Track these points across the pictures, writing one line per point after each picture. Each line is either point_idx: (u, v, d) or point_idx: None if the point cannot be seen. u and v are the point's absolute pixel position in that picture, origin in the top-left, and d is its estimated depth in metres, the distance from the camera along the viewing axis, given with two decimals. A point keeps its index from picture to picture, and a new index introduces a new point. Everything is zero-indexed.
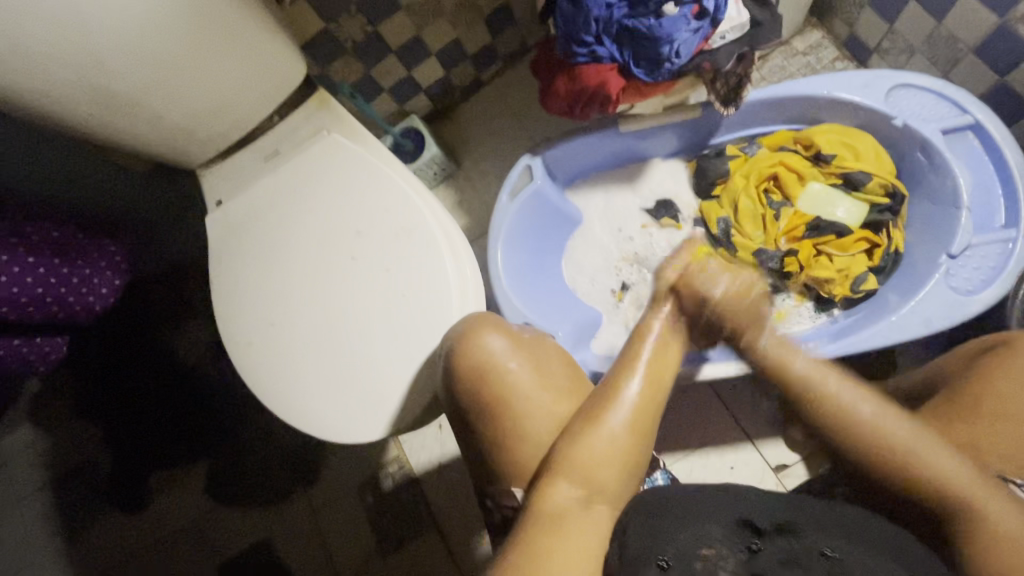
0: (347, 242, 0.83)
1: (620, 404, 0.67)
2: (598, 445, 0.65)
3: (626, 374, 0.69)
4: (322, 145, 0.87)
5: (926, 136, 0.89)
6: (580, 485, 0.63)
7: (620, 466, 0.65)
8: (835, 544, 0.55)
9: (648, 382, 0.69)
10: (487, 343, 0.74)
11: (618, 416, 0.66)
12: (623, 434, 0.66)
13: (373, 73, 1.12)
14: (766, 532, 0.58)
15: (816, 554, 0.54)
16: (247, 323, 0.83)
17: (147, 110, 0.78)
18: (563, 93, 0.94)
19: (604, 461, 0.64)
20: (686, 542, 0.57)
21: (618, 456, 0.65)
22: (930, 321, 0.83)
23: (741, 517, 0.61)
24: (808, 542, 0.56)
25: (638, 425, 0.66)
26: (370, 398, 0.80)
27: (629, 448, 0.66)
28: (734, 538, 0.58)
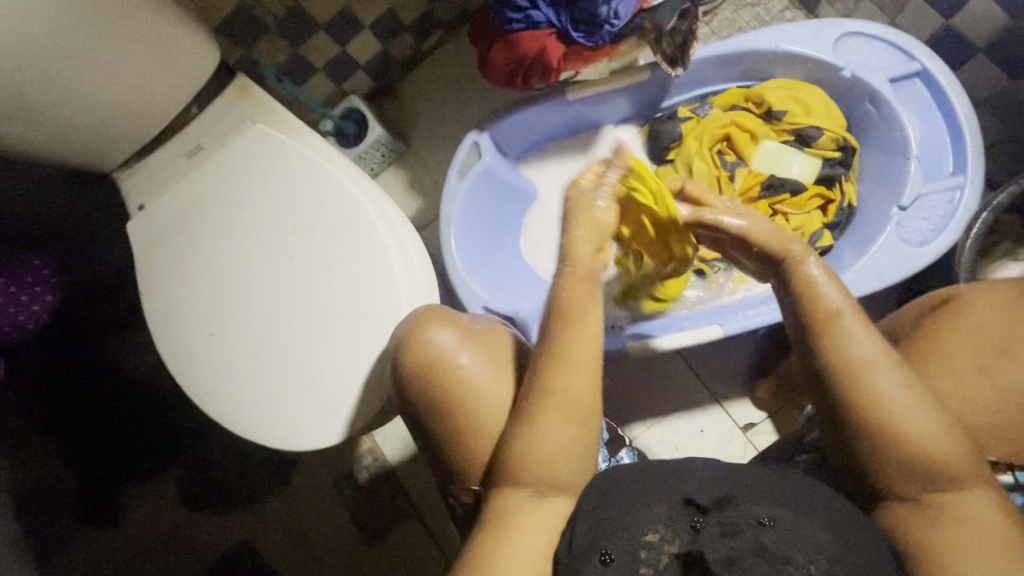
0: (283, 240, 0.77)
1: (552, 388, 0.57)
2: (544, 445, 0.57)
3: (549, 362, 0.58)
4: (246, 137, 0.81)
5: (874, 85, 0.86)
6: (530, 486, 0.58)
7: (572, 456, 0.58)
8: (772, 512, 0.52)
9: (578, 361, 0.58)
10: (432, 339, 0.66)
11: (546, 408, 0.57)
12: (565, 427, 0.57)
13: (302, 51, 1.09)
14: (711, 508, 0.53)
15: (753, 523, 0.51)
16: (178, 333, 0.78)
17: (50, 112, 0.72)
18: (501, 65, 0.85)
19: (554, 457, 0.57)
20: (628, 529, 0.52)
21: (567, 448, 0.58)
22: (884, 275, 0.81)
23: (686, 492, 0.55)
24: (749, 511, 0.52)
25: (580, 409, 0.58)
26: (313, 401, 0.74)
27: (575, 436, 0.58)
28: (676, 518, 0.53)
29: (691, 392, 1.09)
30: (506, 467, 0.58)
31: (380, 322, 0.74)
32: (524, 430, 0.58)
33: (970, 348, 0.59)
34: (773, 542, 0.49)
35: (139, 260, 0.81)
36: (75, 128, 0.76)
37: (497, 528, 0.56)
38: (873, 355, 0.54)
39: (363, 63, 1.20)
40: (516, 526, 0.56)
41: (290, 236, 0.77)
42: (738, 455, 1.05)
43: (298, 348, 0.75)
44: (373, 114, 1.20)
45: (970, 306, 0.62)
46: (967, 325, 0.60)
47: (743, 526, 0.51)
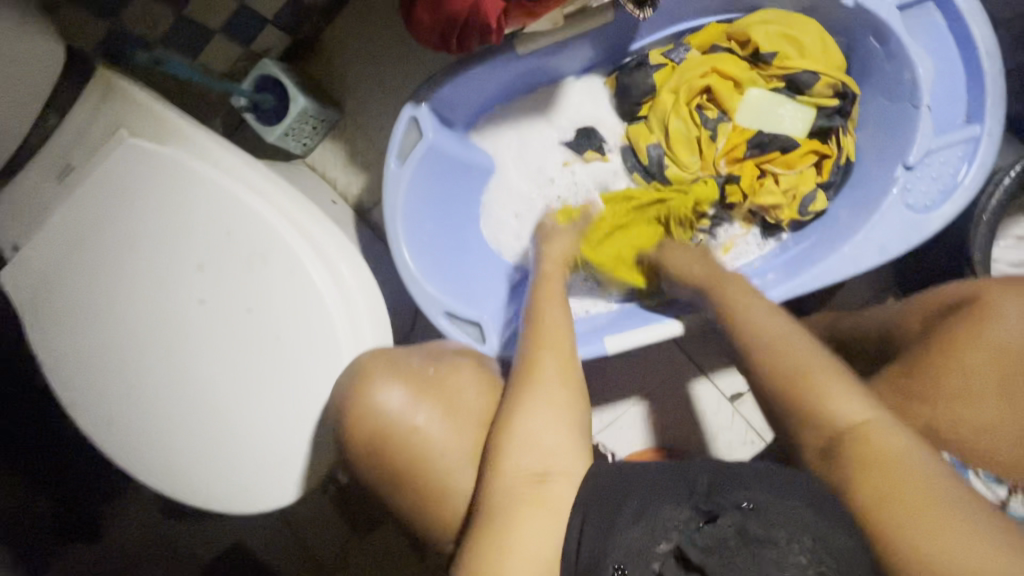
0: (189, 281, 0.65)
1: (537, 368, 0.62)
2: (531, 425, 0.58)
3: (535, 350, 0.64)
4: (119, 154, 0.65)
5: (882, 16, 0.71)
6: (533, 463, 0.56)
7: (563, 434, 0.58)
8: (753, 496, 0.49)
9: (555, 351, 0.64)
10: (379, 401, 0.58)
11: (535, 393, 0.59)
12: (555, 393, 0.60)
13: (192, 11, 0.87)
14: (717, 512, 0.48)
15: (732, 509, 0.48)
16: (93, 396, 0.68)
17: None
18: (429, 24, 0.67)
19: (541, 432, 0.58)
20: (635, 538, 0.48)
21: (558, 425, 0.59)
22: (885, 250, 0.72)
23: (694, 493, 0.51)
24: (734, 497, 0.49)
25: (570, 397, 0.60)
26: (261, 461, 0.66)
27: (566, 410, 0.60)
28: (685, 521, 0.48)
29: (677, 366, 1.03)
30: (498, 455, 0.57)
31: (319, 368, 0.64)
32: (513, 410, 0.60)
33: None
34: (756, 526, 0.46)
35: (27, 316, 0.69)
36: None
37: (496, 513, 0.54)
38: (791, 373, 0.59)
39: (274, 17, 0.99)
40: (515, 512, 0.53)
41: (197, 275, 0.65)
42: (726, 427, 1.02)
43: (231, 404, 0.66)
44: (293, 83, 1.01)
45: (994, 315, 0.57)
46: None
47: (725, 509, 0.48)
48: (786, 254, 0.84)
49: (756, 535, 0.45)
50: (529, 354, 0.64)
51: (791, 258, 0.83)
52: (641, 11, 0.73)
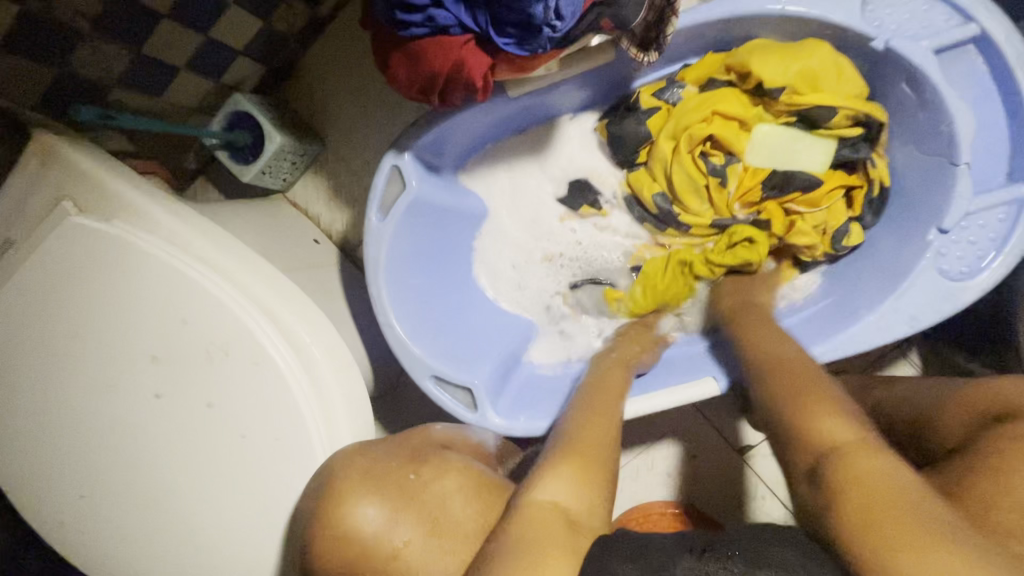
0: (143, 373, 0.58)
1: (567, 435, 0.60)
2: (554, 479, 0.53)
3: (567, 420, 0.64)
4: (62, 231, 0.58)
5: (916, 62, 0.63)
6: (552, 513, 0.51)
7: (588, 489, 0.53)
8: (740, 544, 0.49)
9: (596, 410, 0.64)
10: (353, 520, 0.50)
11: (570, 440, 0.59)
12: (576, 455, 0.56)
13: (149, 50, 0.80)
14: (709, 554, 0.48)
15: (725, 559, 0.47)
16: (37, 498, 0.61)
17: None
18: (406, 82, 0.60)
19: (563, 487, 0.53)
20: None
21: (584, 478, 0.54)
22: (916, 320, 0.65)
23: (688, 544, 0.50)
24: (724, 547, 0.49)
25: (603, 450, 0.58)
26: (225, 574, 0.59)
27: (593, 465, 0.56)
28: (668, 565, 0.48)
29: (682, 416, 0.97)
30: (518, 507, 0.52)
31: (290, 469, 0.57)
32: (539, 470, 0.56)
33: None
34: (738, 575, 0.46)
35: None
36: None
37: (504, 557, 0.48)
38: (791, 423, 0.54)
39: (245, 46, 0.92)
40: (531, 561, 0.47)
41: (152, 368, 0.58)
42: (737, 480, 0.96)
43: (193, 508, 0.59)
44: (267, 118, 0.94)
45: None
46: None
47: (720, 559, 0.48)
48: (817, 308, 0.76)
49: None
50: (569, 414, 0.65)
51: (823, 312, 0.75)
52: (648, 54, 0.66)
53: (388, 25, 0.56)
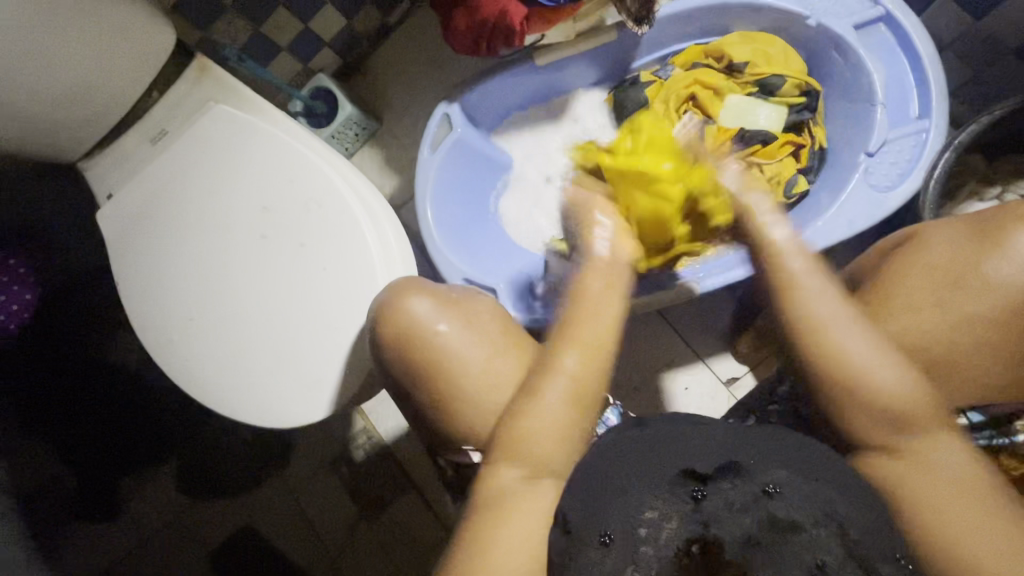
0: (255, 220, 0.77)
1: (563, 363, 0.63)
2: (536, 421, 0.61)
3: (565, 349, 0.63)
4: (208, 118, 0.80)
5: (839, 32, 0.86)
6: (521, 466, 0.60)
7: (561, 444, 0.61)
8: (777, 477, 0.51)
9: (584, 355, 0.63)
10: (409, 307, 0.66)
11: (554, 391, 0.62)
12: (559, 413, 0.61)
13: (264, 29, 1.06)
14: (711, 477, 0.52)
15: (758, 493, 0.51)
16: (159, 318, 0.79)
17: (16, 110, 0.73)
18: (465, 30, 0.83)
19: (541, 438, 0.60)
20: (625, 511, 0.52)
21: (556, 436, 0.60)
22: (854, 222, 0.82)
23: (684, 462, 0.54)
24: (753, 482, 0.51)
25: (582, 402, 0.62)
26: (300, 378, 0.75)
27: (568, 426, 0.61)
28: (676, 493, 0.52)
29: (676, 353, 1.11)
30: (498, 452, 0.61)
31: (357, 295, 0.74)
32: (526, 403, 0.62)
33: (932, 288, 0.59)
34: (779, 510, 0.49)
35: (109, 249, 0.80)
36: (43, 122, 0.76)
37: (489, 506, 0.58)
38: (831, 313, 0.58)
39: (330, 40, 1.18)
40: (505, 507, 0.58)
41: (262, 216, 0.77)
42: (721, 408, 1.08)
43: (278, 327, 0.76)
44: (342, 92, 1.18)
45: (927, 245, 0.61)
46: (920, 264, 0.60)
47: (754, 500, 0.50)
48: None
49: (792, 521, 0.49)
50: (557, 347, 0.64)
51: None
52: (640, 26, 0.88)
53: None
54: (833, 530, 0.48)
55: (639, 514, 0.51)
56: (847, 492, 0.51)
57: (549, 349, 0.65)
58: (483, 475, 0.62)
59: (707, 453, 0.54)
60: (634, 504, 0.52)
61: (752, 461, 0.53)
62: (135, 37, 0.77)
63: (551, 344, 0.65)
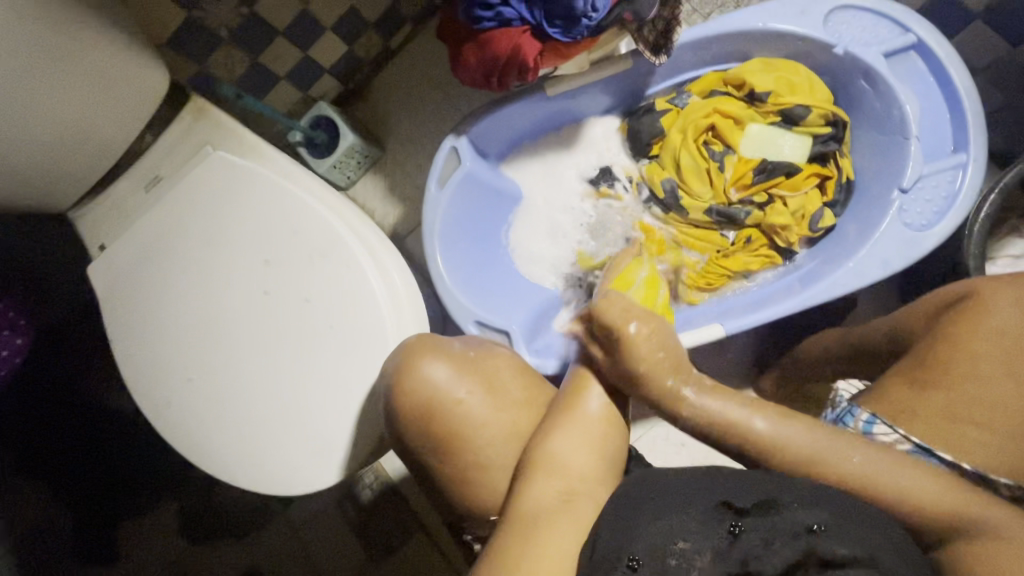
0: (256, 274, 0.73)
1: (593, 375, 0.61)
2: (574, 437, 0.58)
3: (592, 363, 0.62)
4: (205, 165, 0.75)
5: (868, 62, 0.81)
6: (558, 482, 0.56)
7: (599, 458, 0.58)
8: (820, 515, 0.46)
9: (613, 375, 0.61)
10: (426, 374, 0.63)
11: (585, 418, 0.59)
12: (597, 423, 0.59)
13: (262, 59, 1.01)
14: (751, 511, 0.48)
15: (800, 528, 0.45)
16: (156, 378, 0.74)
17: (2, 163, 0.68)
18: (475, 66, 0.78)
19: (580, 453, 0.57)
20: (656, 540, 0.48)
21: (593, 445, 0.58)
22: (888, 262, 0.78)
23: (722, 495, 0.50)
24: (796, 517, 0.46)
25: (613, 421, 0.60)
26: (307, 442, 0.71)
27: (603, 439, 0.59)
28: (712, 525, 0.48)
29: None
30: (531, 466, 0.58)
31: (366, 354, 0.70)
32: (558, 420, 0.59)
33: (990, 350, 0.55)
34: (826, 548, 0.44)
35: (103, 306, 0.76)
36: (29, 174, 0.72)
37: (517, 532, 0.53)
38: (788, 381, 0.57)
39: (330, 66, 1.13)
40: (543, 525, 0.53)
41: (264, 270, 0.72)
42: None
43: (283, 387, 0.71)
44: (344, 120, 1.14)
45: (987, 307, 0.57)
46: (983, 328, 0.56)
47: (786, 528, 0.46)
48: (800, 271, 0.89)
49: (830, 558, 0.43)
50: (584, 373, 0.62)
51: (805, 274, 0.88)
52: (658, 57, 0.83)
53: (466, 21, 0.75)
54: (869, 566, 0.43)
55: (669, 542, 0.47)
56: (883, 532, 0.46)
57: (573, 373, 0.63)
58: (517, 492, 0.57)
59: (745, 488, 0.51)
60: (663, 524, 0.49)
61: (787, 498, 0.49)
62: (127, 79, 0.73)
63: (577, 369, 0.63)
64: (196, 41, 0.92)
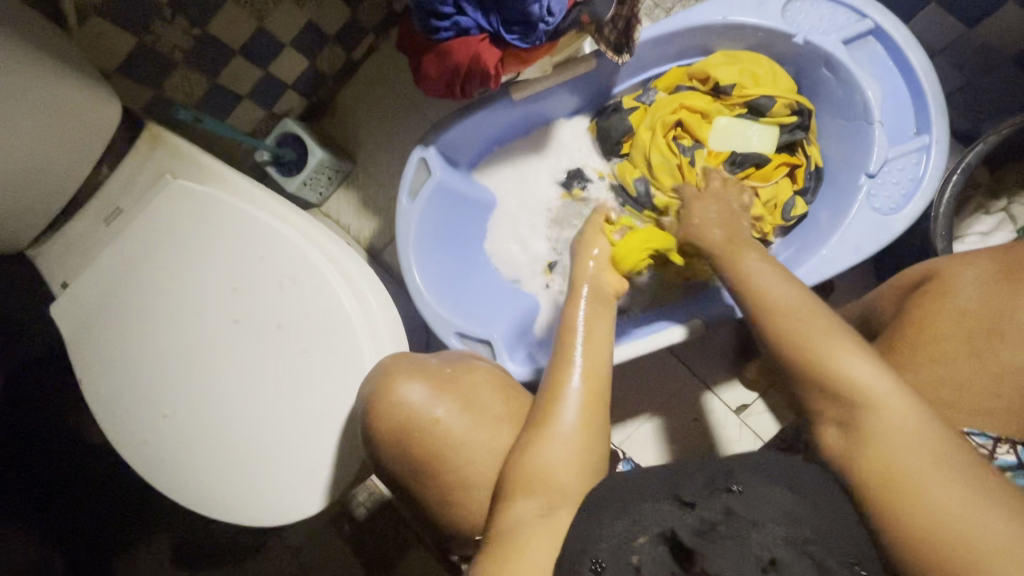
0: (224, 302, 0.71)
1: (569, 383, 0.60)
2: (556, 447, 0.56)
3: (570, 371, 0.61)
4: (164, 193, 0.73)
5: (828, 50, 0.82)
6: (540, 496, 0.54)
7: (581, 466, 0.56)
8: (743, 483, 0.53)
9: (587, 372, 0.61)
10: (401, 397, 0.62)
11: (564, 416, 0.58)
12: (576, 432, 0.57)
13: (221, 80, 0.98)
14: (698, 501, 0.52)
15: (722, 492, 0.52)
16: (128, 416, 0.72)
17: None
18: (436, 75, 0.77)
19: (561, 463, 0.56)
20: (621, 532, 0.51)
21: (573, 451, 0.56)
22: (861, 247, 0.78)
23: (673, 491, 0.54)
24: (718, 489, 0.52)
25: (593, 420, 0.58)
26: (288, 471, 0.69)
27: (584, 449, 0.57)
28: (662, 507, 0.52)
29: (682, 382, 1.06)
30: (511, 484, 0.56)
31: (342, 376, 0.69)
32: (536, 431, 0.58)
33: (961, 334, 0.55)
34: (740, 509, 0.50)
35: (70, 346, 0.74)
36: None
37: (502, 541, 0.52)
38: (814, 321, 0.53)
39: (293, 82, 1.11)
40: (525, 542, 0.51)
41: (232, 298, 0.71)
42: (736, 440, 1.03)
43: (260, 416, 0.70)
44: (311, 136, 1.12)
45: (956, 290, 0.57)
46: (951, 310, 0.56)
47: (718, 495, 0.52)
48: (775, 259, 0.89)
49: (750, 518, 0.49)
50: (561, 374, 0.61)
51: (779, 262, 0.88)
52: (619, 57, 0.82)
53: (423, 32, 0.74)
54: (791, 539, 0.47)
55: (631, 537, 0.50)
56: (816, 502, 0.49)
57: (550, 377, 0.62)
58: (497, 512, 0.55)
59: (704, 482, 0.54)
60: (626, 521, 0.51)
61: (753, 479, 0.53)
62: (78, 113, 0.70)
63: (552, 371, 0.62)
64: (151, 66, 0.90)
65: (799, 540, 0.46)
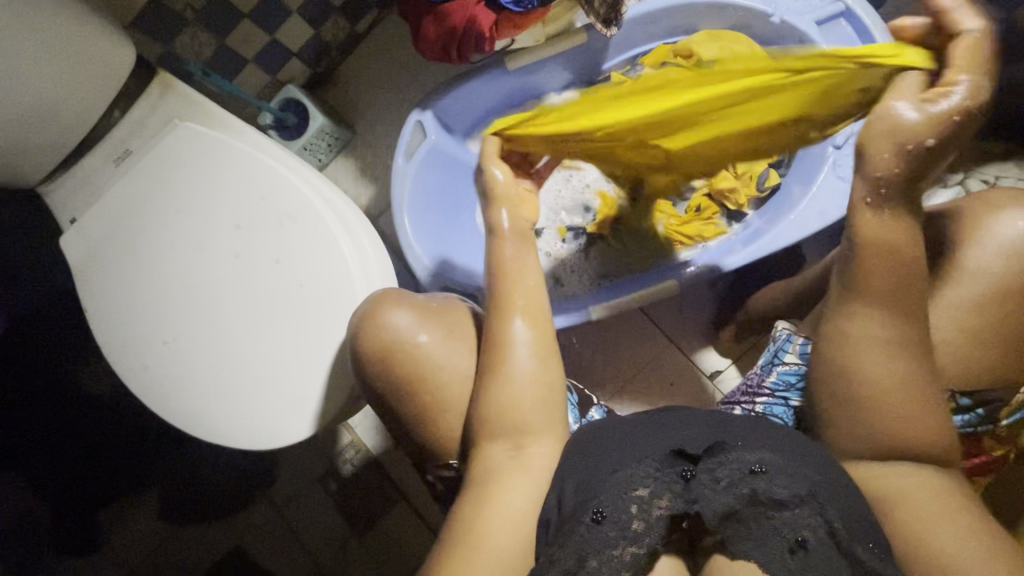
0: (227, 238, 0.75)
1: (513, 337, 0.61)
2: (513, 395, 0.60)
3: (508, 317, 0.62)
4: (174, 134, 0.78)
5: (802, 29, 0.88)
6: (506, 440, 0.60)
7: (542, 410, 0.60)
8: (762, 456, 0.52)
9: (531, 319, 0.62)
10: (388, 321, 0.67)
11: (515, 364, 0.60)
12: (531, 375, 0.60)
13: (229, 41, 1.03)
14: (703, 455, 0.53)
15: (745, 472, 0.50)
16: (132, 344, 0.76)
17: None
18: (434, 36, 0.82)
19: (523, 411, 0.60)
20: (619, 488, 0.51)
21: (536, 400, 0.60)
22: (825, 213, 0.84)
23: (674, 444, 0.55)
24: (738, 460, 0.51)
25: (544, 365, 0.61)
26: (283, 395, 0.73)
27: (544, 391, 0.61)
28: (666, 470, 0.52)
29: (660, 348, 1.11)
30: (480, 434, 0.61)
31: (335, 308, 0.73)
32: (493, 381, 0.61)
33: None
34: (762, 487, 0.50)
35: (78, 278, 0.78)
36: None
37: (479, 488, 0.58)
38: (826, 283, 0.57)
39: (297, 50, 1.15)
40: (498, 483, 0.58)
41: (234, 234, 0.75)
42: (704, 401, 1.07)
43: (257, 345, 0.74)
44: (313, 103, 1.16)
45: None
46: None
47: (736, 473, 0.51)
48: (750, 229, 0.94)
49: (778, 499, 0.49)
50: (502, 325, 0.62)
51: (751, 232, 0.93)
52: (608, 31, 0.87)
53: None
54: (813, 509, 0.49)
55: (626, 493, 0.51)
56: (789, 453, 0.53)
57: (491, 328, 0.63)
58: (473, 459, 0.62)
59: (699, 436, 0.56)
60: (622, 474, 0.52)
61: (742, 441, 0.54)
62: (91, 51, 0.74)
63: (493, 322, 0.62)
64: (162, 23, 0.95)
65: (828, 518, 0.48)
